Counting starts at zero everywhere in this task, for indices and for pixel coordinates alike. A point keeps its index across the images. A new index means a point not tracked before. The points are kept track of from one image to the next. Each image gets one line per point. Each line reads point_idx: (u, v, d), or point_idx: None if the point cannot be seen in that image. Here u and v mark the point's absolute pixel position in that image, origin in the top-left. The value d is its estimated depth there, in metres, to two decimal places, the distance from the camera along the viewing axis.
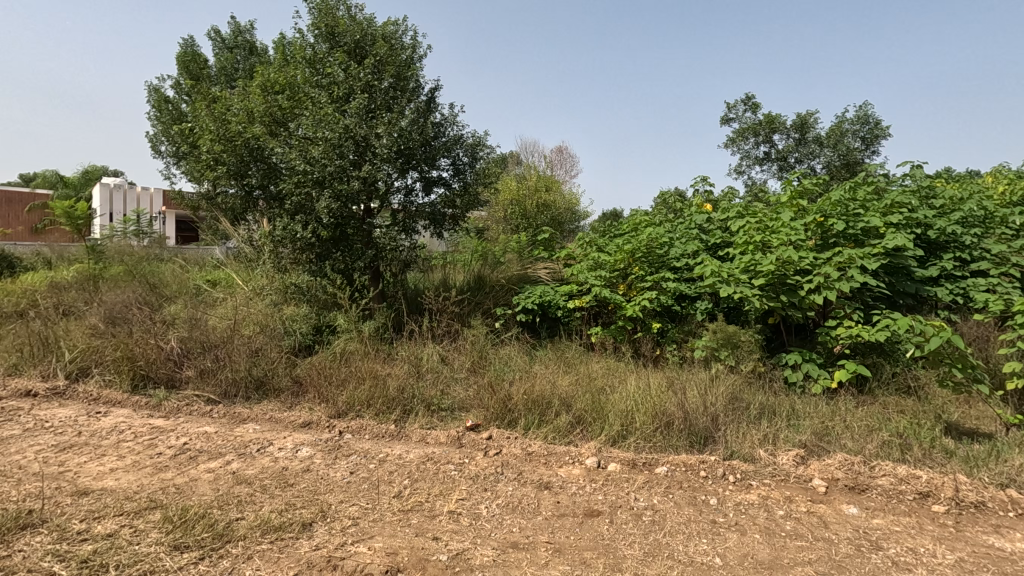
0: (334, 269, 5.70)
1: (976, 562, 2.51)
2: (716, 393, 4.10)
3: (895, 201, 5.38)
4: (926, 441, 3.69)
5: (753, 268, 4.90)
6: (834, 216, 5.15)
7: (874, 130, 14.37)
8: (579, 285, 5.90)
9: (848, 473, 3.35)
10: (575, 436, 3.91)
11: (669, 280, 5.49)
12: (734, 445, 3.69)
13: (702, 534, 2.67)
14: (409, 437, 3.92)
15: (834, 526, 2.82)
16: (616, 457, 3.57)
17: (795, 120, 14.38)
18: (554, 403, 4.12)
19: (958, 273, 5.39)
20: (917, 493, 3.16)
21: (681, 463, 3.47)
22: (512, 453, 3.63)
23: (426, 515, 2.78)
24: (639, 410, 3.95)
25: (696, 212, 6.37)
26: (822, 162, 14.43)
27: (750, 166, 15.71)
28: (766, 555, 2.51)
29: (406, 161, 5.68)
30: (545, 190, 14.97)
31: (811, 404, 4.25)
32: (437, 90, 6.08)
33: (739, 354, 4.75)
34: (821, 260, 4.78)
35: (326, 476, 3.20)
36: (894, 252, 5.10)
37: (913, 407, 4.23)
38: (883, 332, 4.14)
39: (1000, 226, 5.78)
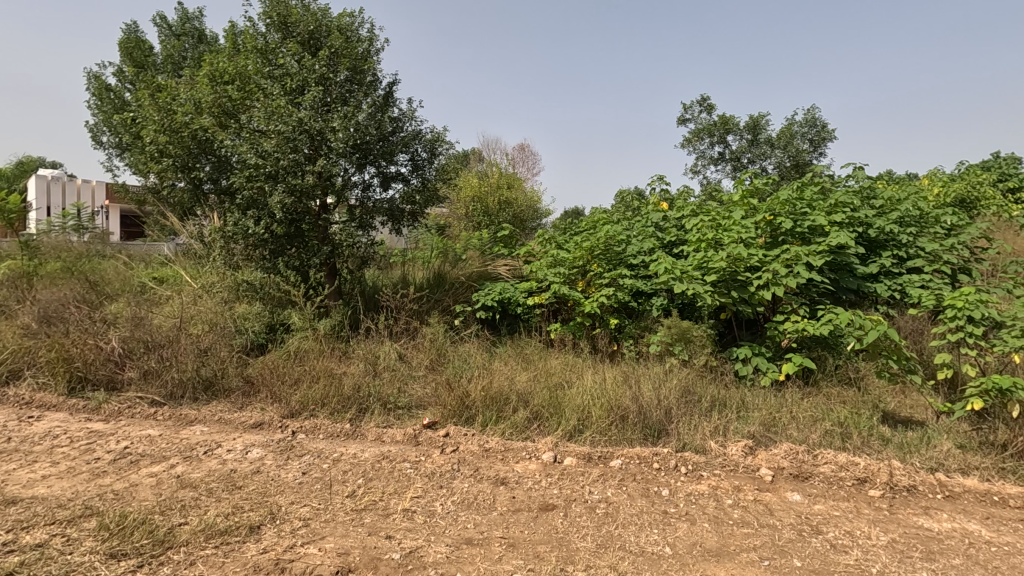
0: (288, 265, 5.56)
1: (907, 542, 2.65)
2: (669, 387, 4.21)
3: (839, 201, 5.63)
4: (865, 430, 3.88)
5: (706, 265, 5.04)
6: (783, 215, 5.34)
7: (821, 132, 14.99)
8: (538, 282, 5.93)
9: (793, 461, 3.49)
10: (532, 431, 3.93)
11: (626, 277, 5.59)
12: (686, 437, 3.80)
13: (653, 524, 2.73)
14: (365, 436, 3.86)
15: (778, 512, 2.93)
16: (572, 451, 3.61)
17: (748, 122, 14.87)
18: (511, 399, 4.15)
19: (895, 270, 5.68)
20: (856, 479, 3.31)
21: (635, 456, 3.54)
22: (469, 450, 3.63)
23: (380, 514, 2.75)
24: (595, 405, 4.02)
25: (653, 211, 6.52)
26: (773, 163, 14.97)
27: (706, 165, 16.15)
28: (713, 543, 2.58)
29: (363, 155, 5.60)
30: (507, 187, 15.02)
31: (760, 396, 4.40)
32: (395, 84, 5.98)
33: (692, 348, 4.89)
34: (770, 257, 4.95)
35: (276, 477, 3.12)
36: (838, 250, 5.34)
37: (854, 397, 4.43)
38: (827, 326, 4.33)
39: (933, 226, 6.13)
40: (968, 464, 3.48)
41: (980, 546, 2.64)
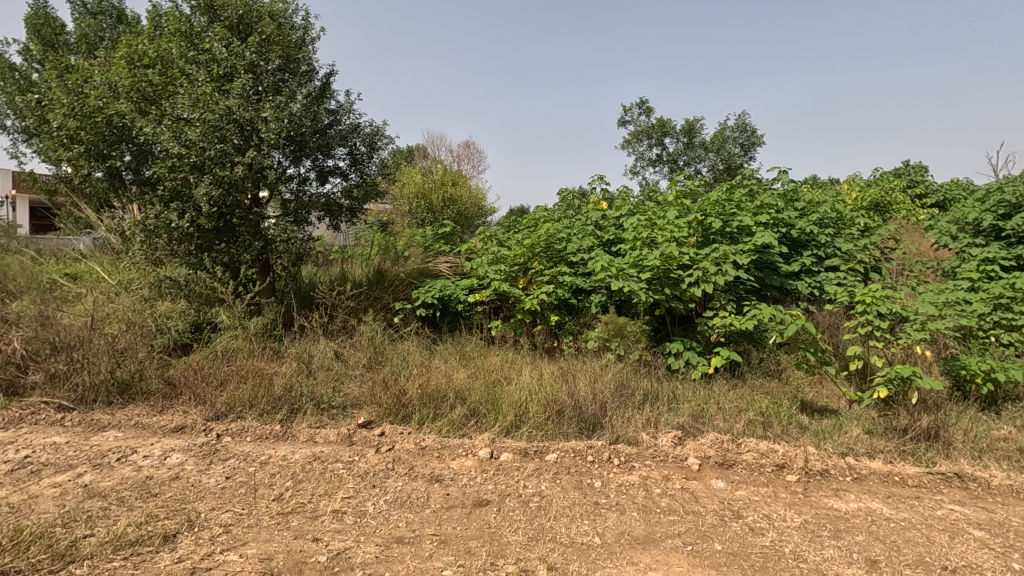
0: (216, 261, 5.30)
1: (817, 522, 2.84)
2: (604, 382, 4.32)
3: (765, 203, 5.93)
4: (785, 419, 4.11)
5: (641, 263, 5.20)
6: (713, 215, 5.57)
7: (752, 138, 15.75)
8: (480, 279, 5.92)
9: (719, 450, 3.65)
10: (469, 428, 3.93)
11: (565, 274, 5.68)
12: (620, 430, 3.90)
13: (584, 516, 2.79)
14: (297, 437, 3.74)
15: (703, 499, 3.06)
16: (508, 446, 3.64)
17: (684, 125, 15.47)
18: (449, 396, 4.12)
19: (815, 268, 6.05)
20: (775, 465, 3.50)
21: (570, 450, 3.61)
22: (405, 448, 3.58)
23: (308, 517, 2.67)
24: (532, 400, 4.06)
25: (593, 210, 6.66)
26: (707, 166, 15.66)
27: (645, 167, 16.67)
28: (641, 531, 2.67)
29: (298, 148, 5.41)
30: (451, 184, 14.93)
31: (690, 389, 4.58)
32: (332, 75, 5.81)
33: (627, 344, 5.03)
34: (701, 255, 5.16)
35: (197, 483, 2.97)
36: (763, 249, 5.63)
37: (775, 388, 4.69)
38: (751, 321, 4.56)
39: (849, 228, 6.58)
40: (873, 448, 3.76)
41: (881, 523, 2.85)
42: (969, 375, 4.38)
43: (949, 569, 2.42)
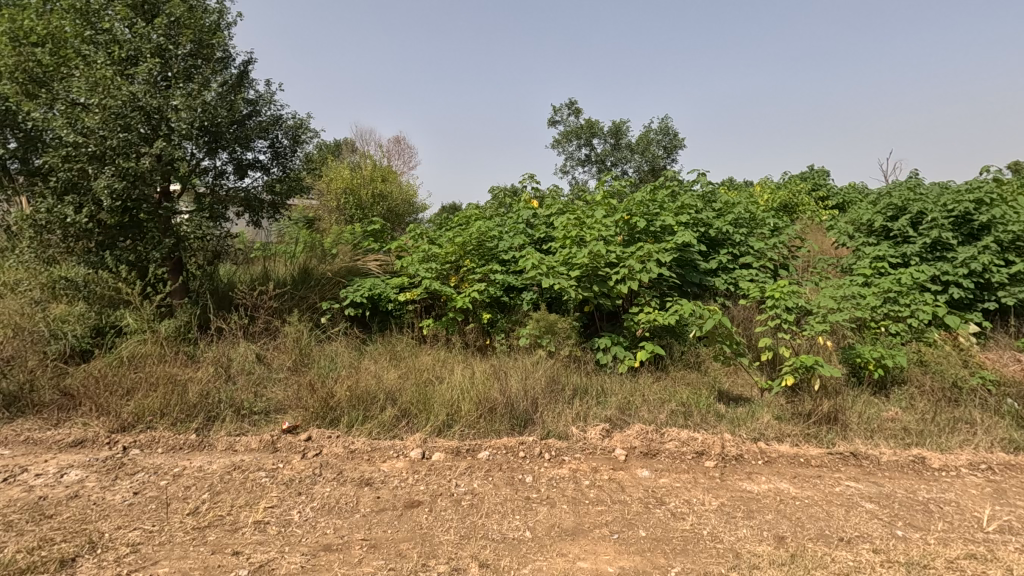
0: (120, 259, 4.89)
1: (732, 504, 3.03)
2: (535, 378, 4.39)
3: (685, 204, 6.24)
4: (704, 407, 4.35)
5: (570, 261, 5.32)
6: (638, 215, 5.79)
7: (674, 141, 16.47)
8: (410, 278, 5.83)
9: (644, 440, 3.81)
10: (400, 429, 3.86)
11: (497, 272, 5.71)
12: (550, 425, 3.99)
13: (515, 511, 2.83)
14: (214, 446, 3.53)
15: (628, 488, 3.19)
16: (440, 446, 3.62)
17: (611, 127, 15.97)
18: (379, 397, 4.04)
19: (731, 266, 6.43)
20: (695, 452, 3.70)
21: (502, 447, 3.64)
22: (333, 452, 3.48)
23: (227, 530, 2.53)
24: (464, 399, 4.06)
25: (524, 208, 6.73)
26: (633, 167, 16.26)
27: (574, 166, 17.06)
28: (570, 523, 2.74)
29: (213, 139, 5.09)
30: (381, 180, 14.60)
31: (617, 382, 4.75)
32: (251, 64, 5.51)
33: (558, 340, 5.14)
34: (627, 253, 5.34)
35: (99, 501, 2.74)
36: (684, 248, 5.91)
37: (696, 379, 4.96)
38: (674, 316, 4.78)
39: (760, 228, 7.04)
40: (781, 432, 4.06)
41: (788, 502, 3.08)
42: (863, 362, 4.82)
43: (845, 540, 2.65)
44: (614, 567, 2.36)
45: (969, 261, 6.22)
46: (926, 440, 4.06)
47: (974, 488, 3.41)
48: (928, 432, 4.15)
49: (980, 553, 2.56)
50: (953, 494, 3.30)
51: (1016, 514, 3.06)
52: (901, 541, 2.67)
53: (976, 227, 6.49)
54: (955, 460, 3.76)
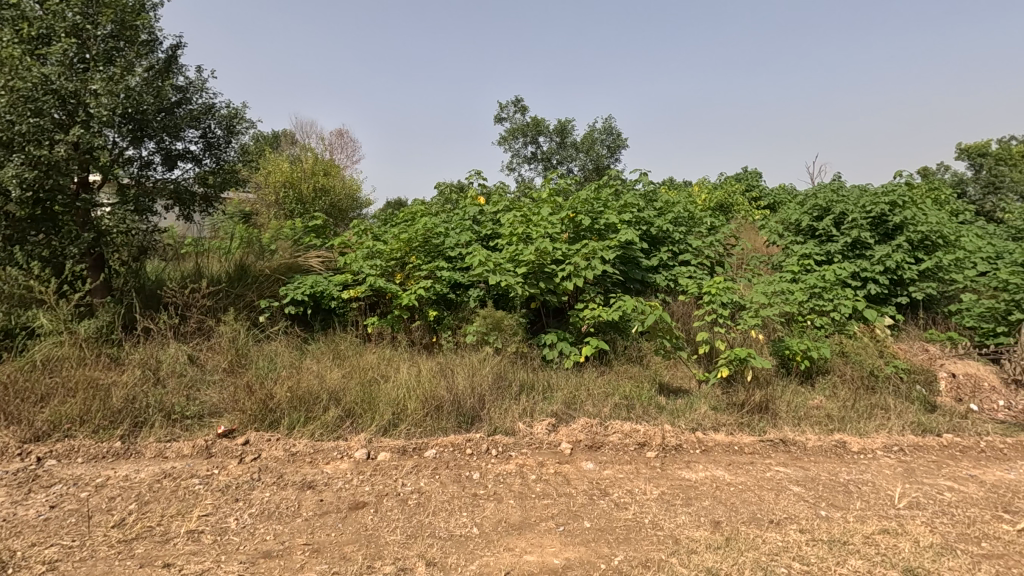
0: (32, 255, 4.53)
1: (672, 493, 3.15)
2: (482, 375, 4.40)
3: (628, 202, 6.40)
4: (645, 400, 4.50)
5: (517, 258, 5.35)
6: (583, 213, 5.89)
7: (618, 141, 16.86)
8: (354, 275, 5.70)
9: (588, 433, 3.89)
10: (343, 430, 3.77)
11: (443, 269, 5.67)
12: (497, 421, 4.01)
13: (462, 508, 2.83)
14: (142, 454, 3.33)
15: (574, 481, 3.25)
16: (385, 445, 3.56)
17: (556, 126, 16.17)
18: (322, 398, 3.92)
19: (671, 263, 6.66)
20: (637, 444, 3.82)
21: (449, 445, 3.62)
22: (272, 456, 3.36)
23: (157, 541, 2.40)
24: (410, 397, 4.01)
25: (470, 205, 6.71)
26: (577, 165, 16.53)
27: (520, 164, 17.16)
28: (517, 517, 2.77)
29: (138, 127, 4.78)
30: (323, 174, 14.17)
31: (563, 377, 4.83)
32: (180, 48, 5.20)
33: (504, 337, 5.17)
34: (572, 251, 5.43)
35: (10, 517, 2.53)
36: (627, 245, 6.07)
37: (638, 373, 5.11)
38: (617, 312, 4.90)
39: (699, 227, 7.33)
40: (718, 422, 4.25)
41: (723, 488, 3.24)
42: (792, 353, 5.13)
43: (775, 521, 2.82)
44: (560, 558, 2.41)
45: (884, 259, 6.72)
46: (847, 425, 4.36)
47: (888, 469, 3.70)
48: (848, 418, 4.47)
49: (893, 528, 2.78)
50: (870, 475, 3.57)
51: (923, 491, 3.34)
52: (824, 520, 2.86)
53: (890, 228, 7.01)
54: (871, 444, 4.06)
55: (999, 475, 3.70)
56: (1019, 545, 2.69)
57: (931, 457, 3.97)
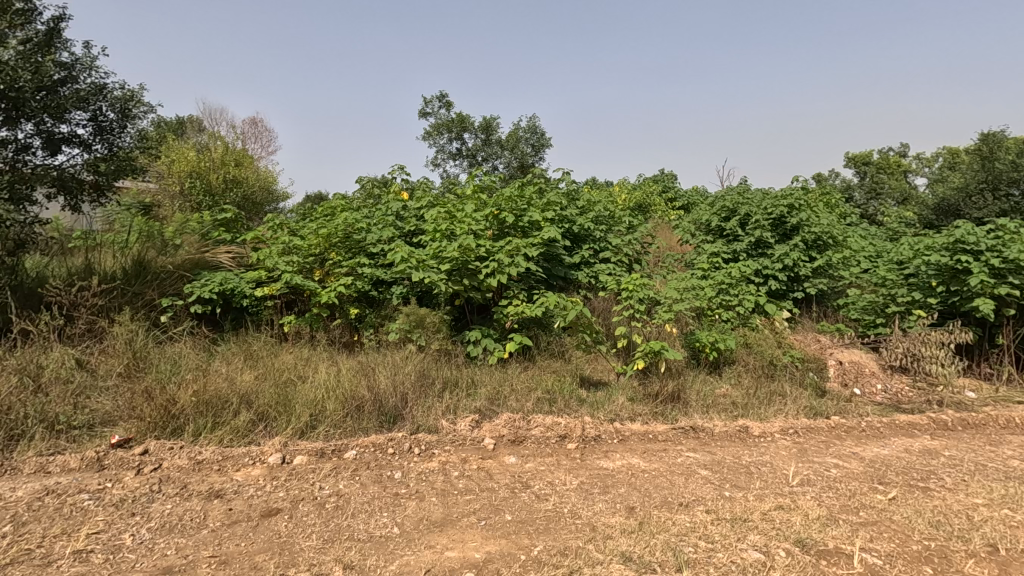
0: None
1: (590, 482, 3.26)
2: (405, 374, 4.34)
3: (551, 201, 6.53)
4: (567, 394, 4.63)
5: (440, 255, 5.30)
6: (507, 210, 5.93)
7: (542, 140, 17.15)
8: (268, 271, 5.41)
9: (511, 428, 3.94)
10: (256, 434, 3.58)
11: (365, 265, 5.53)
12: (420, 419, 3.97)
13: (383, 508, 2.78)
14: (20, 470, 3.01)
15: (496, 475, 3.29)
16: (302, 449, 3.42)
17: (481, 123, 16.21)
18: (232, 402, 3.70)
19: (592, 260, 6.88)
20: (559, 436, 3.92)
21: (369, 445, 3.54)
22: (176, 465, 3.13)
23: (37, 565, 2.18)
24: (329, 398, 3.88)
25: (393, 200, 6.58)
26: (502, 163, 16.64)
27: (445, 160, 17.02)
28: (439, 514, 2.76)
29: (12, 107, 4.28)
30: (234, 165, 13.34)
31: (487, 373, 4.87)
32: (63, 20, 4.70)
33: (428, 334, 5.13)
34: (496, 248, 5.44)
35: None
36: (550, 243, 6.20)
37: (560, 367, 5.24)
38: (540, 308, 4.97)
39: (618, 225, 7.60)
40: (634, 412, 4.45)
41: (638, 475, 3.39)
42: (702, 345, 5.48)
43: (684, 504, 2.99)
44: (481, 552, 2.42)
45: (783, 258, 7.29)
46: (749, 411, 4.71)
47: (784, 450, 4.03)
48: (751, 405, 4.82)
49: (786, 504, 3.04)
50: (768, 456, 3.88)
51: (813, 469, 3.68)
52: (727, 501, 3.07)
53: (788, 228, 7.60)
54: (771, 428, 4.41)
55: (875, 451, 4.14)
56: (890, 512, 3.02)
57: (820, 438, 4.37)
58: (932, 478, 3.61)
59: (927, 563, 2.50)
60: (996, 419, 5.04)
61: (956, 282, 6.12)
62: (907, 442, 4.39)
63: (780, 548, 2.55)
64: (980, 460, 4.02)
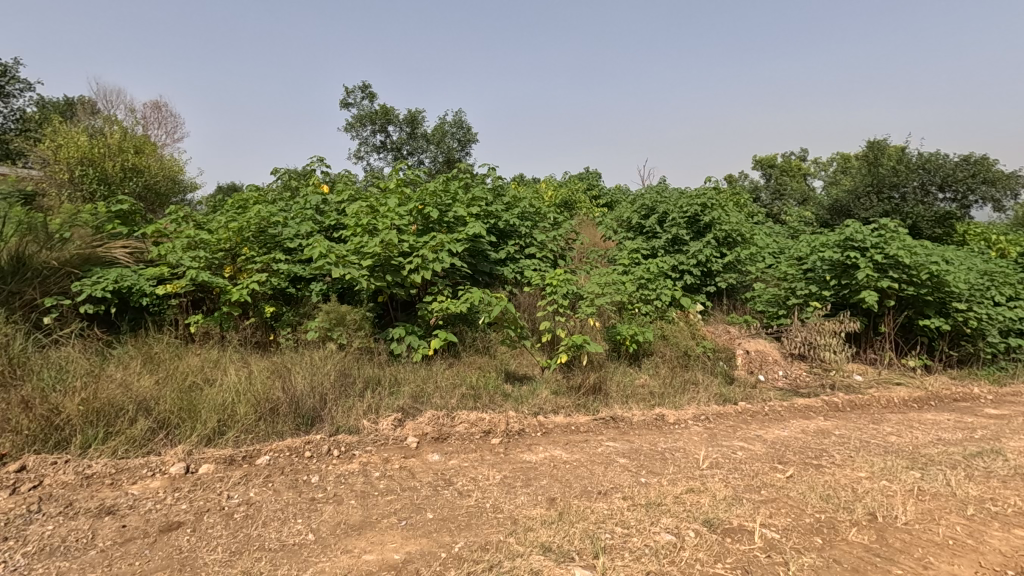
0: None
1: (513, 476, 3.29)
2: (324, 374, 4.18)
3: (476, 196, 6.51)
4: (491, 389, 4.64)
5: (362, 250, 5.15)
6: (431, 205, 5.85)
7: (468, 135, 17.08)
8: (170, 267, 5.02)
9: (435, 425, 3.90)
10: (156, 444, 3.31)
11: (281, 261, 5.28)
12: (339, 420, 3.84)
13: (297, 515, 2.66)
14: None
15: (419, 474, 3.24)
16: (209, 457, 3.21)
17: (406, 115, 15.92)
18: (127, 409, 3.41)
19: (517, 256, 6.95)
20: (483, 432, 3.93)
21: (284, 449, 3.38)
22: (59, 482, 2.84)
23: None
24: (240, 401, 3.67)
25: (312, 192, 6.33)
26: (428, 157, 16.42)
27: (369, 152, 16.55)
28: (358, 517, 2.68)
29: None
30: (135, 151, 12.18)
31: (411, 371, 4.79)
32: None
33: (348, 332, 4.98)
34: (419, 243, 5.35)
35: None
36: (475, 239, 6.19)
37: (486, 363, 5.25)
38: (465, 304, 4.95)
39: (543, 221, 7.70)
40: (557, 405, 4.54)
41: (560, 466, 3.47)
42: (622, 338, 5.69)
43: (602, 492, 3.09)
44: (400, 553, 2.38)
45: (697, 254, 7.71)
46: (665, 400, 4.94)
47: (696, 436, 4.27)
48: (667, 394, 5.07)
49: (697, 487, 3.21)
50: (682, 442, 4.09)
51: (721, 452, 3.92)
52: (643, 487, 3.20)
53: (702, 226, 8.03)
54: (685, 415, 4.65)
55: (776, 433, 4.47)
56: (787, 489, 3.27)
57: (729, 422, 4.67)
58: (824, 456, 3.95)
59: (817, 534, 2.73)
60: (878, 400, 5.59)
61: (846, 276, 6.72)
62: (803, 424, 4.78)
63: (689, 529, 2.69)
64: (864, 437, 4.45)
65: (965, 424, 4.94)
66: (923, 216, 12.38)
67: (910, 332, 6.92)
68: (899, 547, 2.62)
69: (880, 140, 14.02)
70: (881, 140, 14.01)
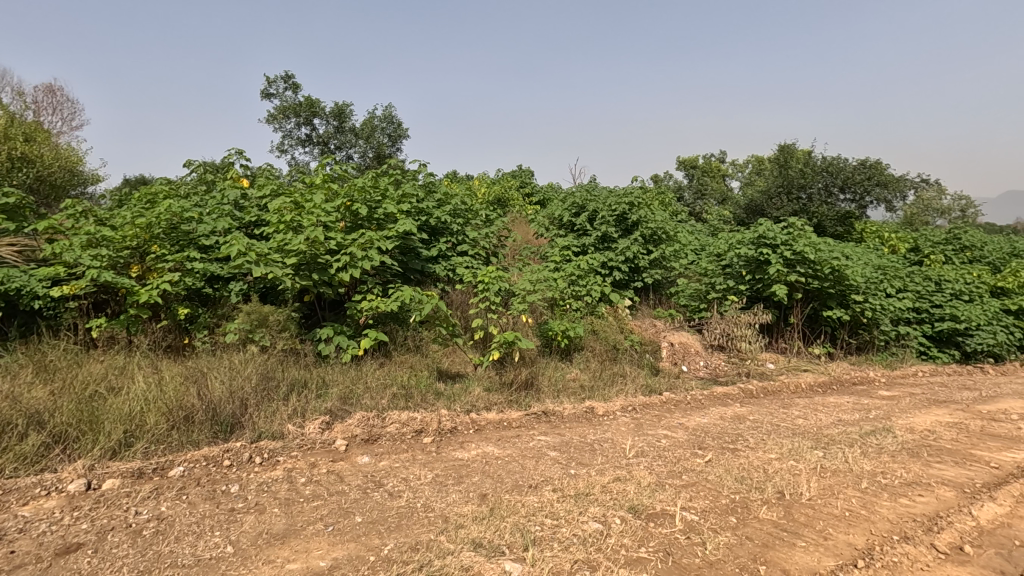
0: None
1: (445, 474, 3.28)
2: (244, 377, 3.98)
3: (407, 192, 6.39)
4: (423, 388, 4.60)
5: (285, 248, 4.92)
6: (360, 201, 5.68)
7: (399, 130, 16.78)
8: (67, 267, 4.60)
9: (365, 427, 3.81)
10: (52, 460, 3.04)
11: (195, 260, 4.96)
12: (262, 427, 3.67)
13: (215, 527, 2.53)
14: None
15: (347, 477, 3.17)
16: (114, 472, 2.98)
17: (334, 108, 15.43)
18: (17, 423, 3.10)
19: (449, 253, 6.89)
20: (415, 431, 3.89)
21: (200, 459, 3.20)
22: None
23: None
24: (150, 410, 3.42)
25: (230, 186, 5.99)
26: (357, 152, 15.97)
27: (293, 145, 15.87)
28: (281, 526, 2.58)
29: None
30: (24, 139, 11.05)
31: (339, 372, 4.65)
32: None
33: (271, 334, 4.77)
34: (348, 240, 5.18)
35: None
36: (405, 236, 6.08)
37: (418, 362, 5.19)
38: (396, 302, 4.85)
39: (476, 219, 7.69)
40: (489, 402, 4.57)
41: (492, 462, 3.49)
42: (554, 334, 5.80)
43: (533, 486, 3.14)
44: (327, 559, 2.32)
45: (625, 251, 7.96)
46: (595, 393, 5.09)
47: (623, 426, 4.43)
48: (597, 387, 5.22)
49: (623, 475, 3.33)
50: (610, 433, 4.23)
51: (647, 440, 4.09)
52: (572, 478, 3.28)
53: (630, 223, 8.29)
54: (613, 407, 4.82)
55: (697, 420, 4.72)
56: (706, 472, 3.47)
57: (654, 412, 4.88)
58: (739, 440, 4.21)
59: (732, 513, 2.91)
60: (788, 386, 6.03)
61: (760, 271, 7.18)
62: (721, 411, 5.08)
63: (615, 516, 2.79)
64: (775, 421, 4.79)
65: (861, 405, 5.43)
66: (826, 216, 13.41)
67: (815, 322, 7.49)
68: (804, 521, 2.85)
69: (789, 144, 15.04)
70: (791, 145, 15.04)
